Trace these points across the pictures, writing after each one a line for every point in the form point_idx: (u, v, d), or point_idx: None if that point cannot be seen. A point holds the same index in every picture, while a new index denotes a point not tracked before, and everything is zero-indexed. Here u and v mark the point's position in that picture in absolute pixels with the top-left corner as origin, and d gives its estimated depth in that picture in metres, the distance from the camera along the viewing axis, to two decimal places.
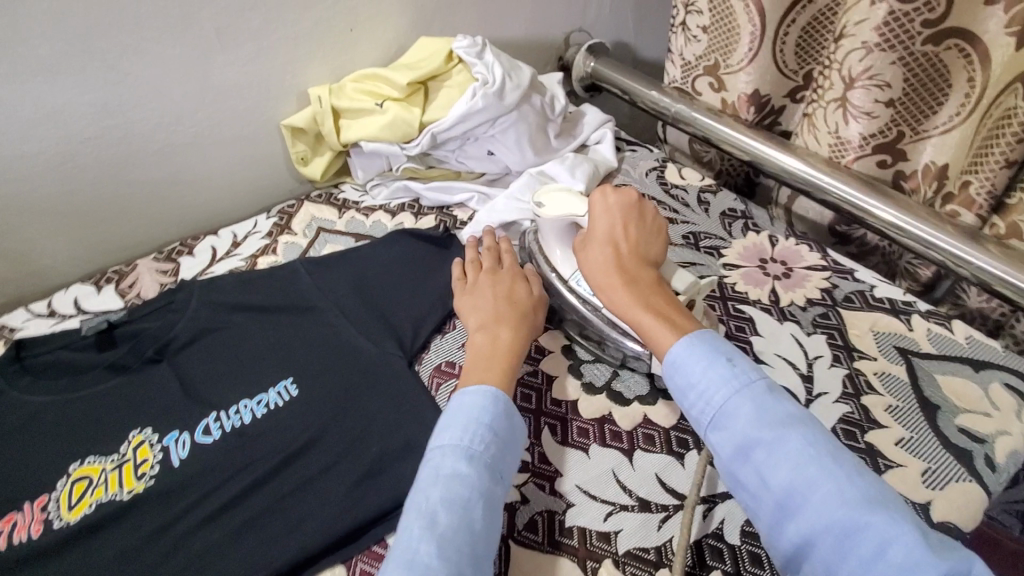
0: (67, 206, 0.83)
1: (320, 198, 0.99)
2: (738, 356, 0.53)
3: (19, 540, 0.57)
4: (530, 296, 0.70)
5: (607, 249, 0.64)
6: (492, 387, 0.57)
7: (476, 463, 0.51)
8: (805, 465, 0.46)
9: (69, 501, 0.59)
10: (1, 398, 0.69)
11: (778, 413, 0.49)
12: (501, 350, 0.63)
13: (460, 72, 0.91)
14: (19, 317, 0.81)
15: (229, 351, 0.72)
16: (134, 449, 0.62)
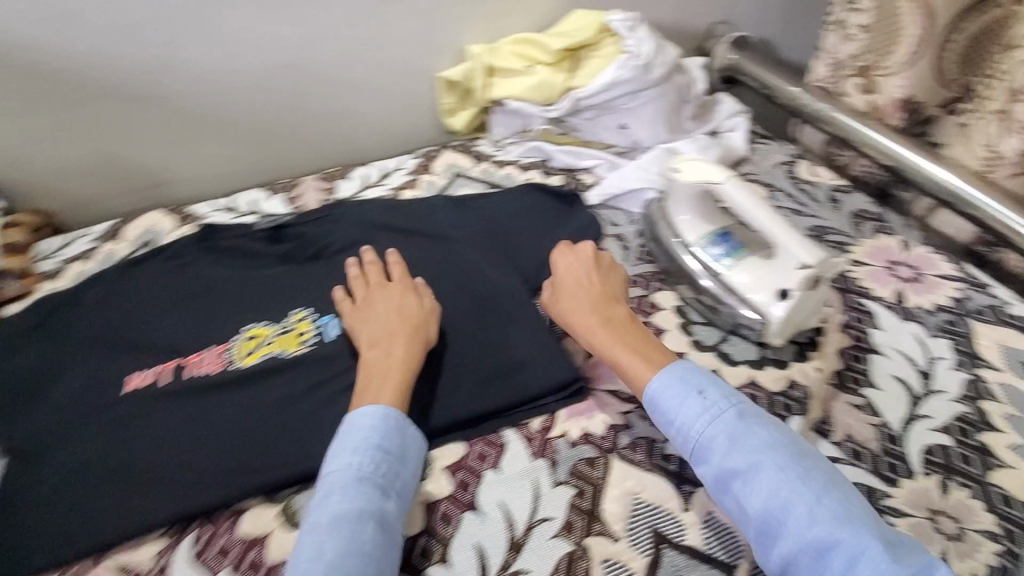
0: (255, 121, 0.96)
1: (458, 147, 1.06)
2: (709, 386, 0.56)
3: (205, 374, 0.65)
4: (422, 308, 0.65)
5: (582, 297, 0.66)
6: (381, 409, 0.55)
7: (366, 484, 0.50)
8: (778, 490, 0.49)
9: (243, 351, 0.68)
10: (186, 266, 0.79)
11: (750, 440, 0.52)
12: (398, 365, 0.59)
13: (609, 44, 0.96)
14: (206, 208, 0.95)
15: (373, 259, 0.79)
16: (296, 322, 0.71)
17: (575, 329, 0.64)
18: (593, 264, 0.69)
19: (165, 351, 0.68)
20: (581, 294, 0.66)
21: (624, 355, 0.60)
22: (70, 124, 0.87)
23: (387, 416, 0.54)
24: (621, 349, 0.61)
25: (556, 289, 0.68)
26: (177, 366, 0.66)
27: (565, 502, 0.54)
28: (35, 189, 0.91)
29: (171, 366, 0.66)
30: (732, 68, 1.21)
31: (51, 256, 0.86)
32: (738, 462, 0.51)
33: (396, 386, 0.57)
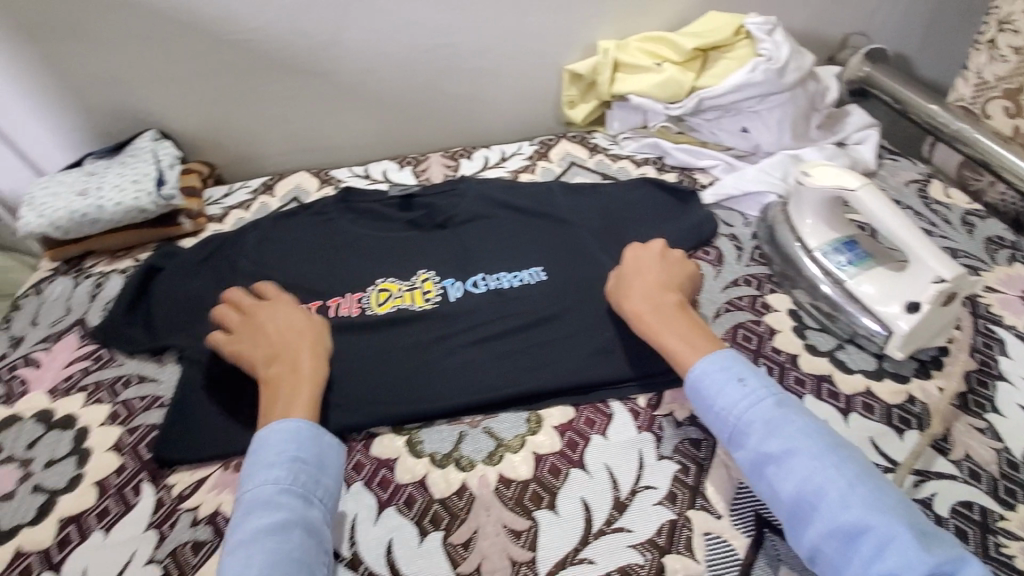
0: (395, 98, 1.05)
1: (575, 138, 1.10)
2: (749, 374, 0.55)
3: (344, 315, 0.72)
4: (310, 322, 0.64)
5: (637, 286, 0.65)
6: (286, 425, 0.53)
7: (286, 496, 0.49)
8: (812, 475, 0.48)
9: (378, 300, 0.74)
10: (329, 224, 0.86)
11: (787, 427, 0.51)
12: (306, 379, 0.58)
13: (742, 46, 0.97)
14: (343, 173, 1.04)
15: (492, 235, 0.83)
16: (422, 282, 0.76)
17: (630, 308, 0.64)
18: (664, 256, 0.69)
19: (310, 292, 0.76)
20: (644, 278, 0.66)
21: (673, 340, 0.60)
22: (243, 90, 0.99)
23: (300, 427, 0.53)
24: (670, 334, 0.60)
25: (620, 269, 0.68)
26: (320, 306, 0.74)
27: (670, 473, 0.57)
28: (207, 144, 1.04)
29: (314, 305, 0.74)
30: (864, 80, 1.15)
31: (217, 201, 0.98)
32: (774, 447, 0.50)
33: (307, 401, 0.57)
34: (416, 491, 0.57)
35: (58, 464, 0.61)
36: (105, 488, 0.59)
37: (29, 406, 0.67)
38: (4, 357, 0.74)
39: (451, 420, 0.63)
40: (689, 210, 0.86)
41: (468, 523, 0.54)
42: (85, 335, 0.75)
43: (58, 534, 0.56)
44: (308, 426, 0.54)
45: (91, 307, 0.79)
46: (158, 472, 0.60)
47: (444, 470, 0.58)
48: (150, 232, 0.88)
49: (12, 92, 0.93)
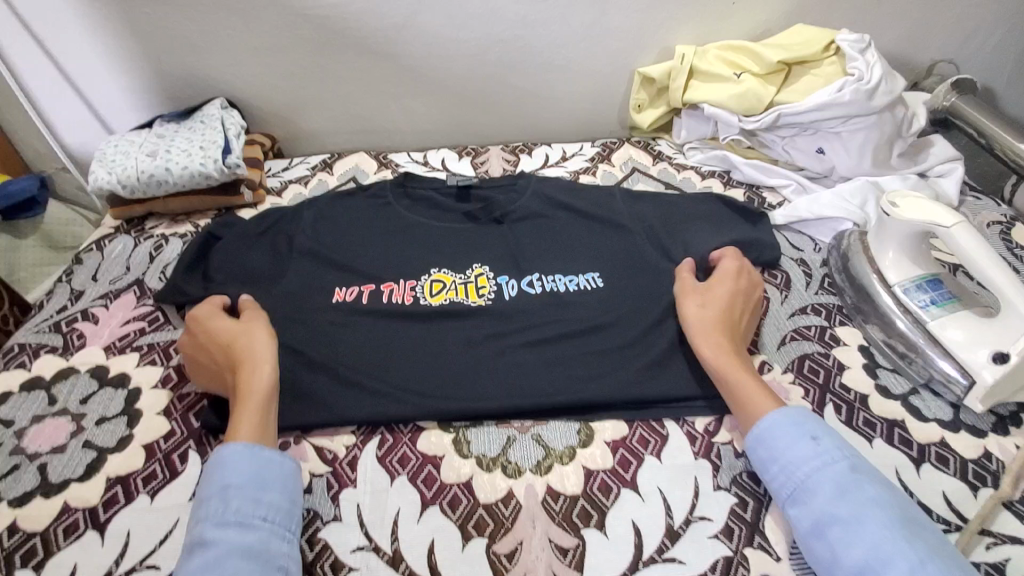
0: (460, 87, 1.04)
1: (639, 143, 1.07)
2: (823, 434, 0.53)
3: (397, 302, 0.71)
4: (241, 332, 0.62)
5: (723, 312, 0.64)
6: (218, 453, 0.52)
7: (219, 530, 0.47)
8: (881, 545, 0.45)
9: (431, 290, 0.72)
10: (387, 209, 0.82)
11: (858, 493, 0.48)
12: (244, 398, 0.56)
13: (831, 64, 0.92)
14: (402, 158, 1.03)
15: (551, 236, 0.79)
16: (476, 276, 0.74)
17: (701, 330, 0.62)
18: (751, 301, 0.68)
19: (362, 276, 0.74)
20: (725, 310, 0.64)
21: (739, 375, 0.58)
22: (311, 67, 0.99)
23: (229, 453, 0.52)
24: (737, 370, 0.59)
25: (707, 287, 0.67)
26: (372, 291, 0.72)
27: (725, 506, 0.54)
28: (270, 116, 1.04)
29: (367, 289, 0.72)
30: (949, 110, 1.09)
31: (276, 174, 0.98)
32: (843, 509, 0.47)
33: (251, 417, 0.55)
34: (461, 493, 0.55)
35: (109, 422, 0.61)
36: (153, 451, 0.59)
37: (85, 360, 0.67)
38: (63, 309, 0.74)
39: (499, 422, 0.61)
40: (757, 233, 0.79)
41: (513, 533, 0.52)
42: (143, 295, 0.76)
43: (104, 493, 0.55)
44: (248, 447, 0.52)
45: (148, 269, 0.80)
46: (204, 440, 0.60)
47: (490, 473, 0.57)
48: (211, 199, 0.88)
49: (93, 48, 0.94)
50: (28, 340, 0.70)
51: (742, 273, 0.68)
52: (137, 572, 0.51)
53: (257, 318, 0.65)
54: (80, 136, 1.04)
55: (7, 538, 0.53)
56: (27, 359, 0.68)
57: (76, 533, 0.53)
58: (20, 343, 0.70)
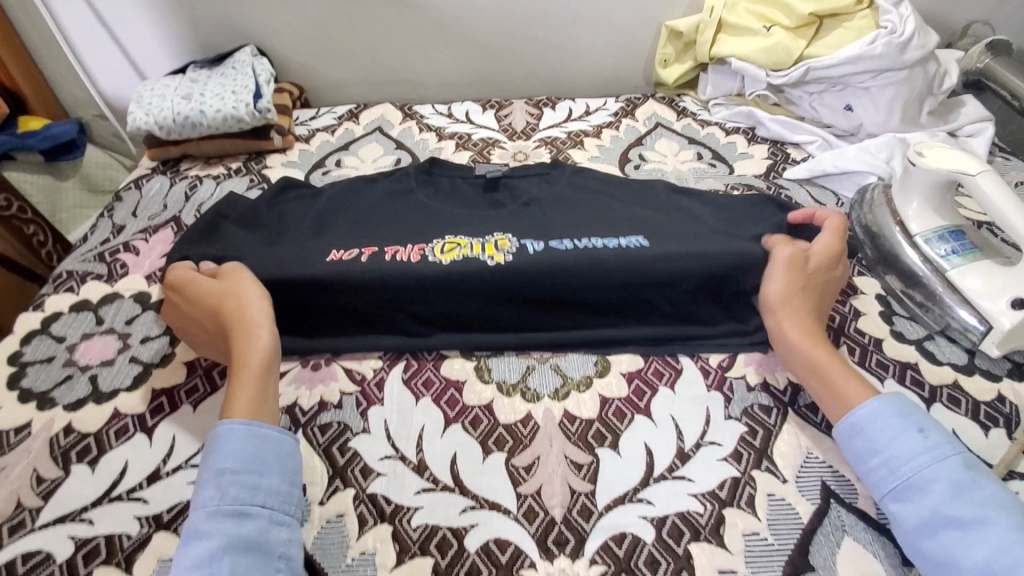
0: (486, 38, 1.05)
1: (664, 99, 1.06)
2: (931, 427, 0.48)
3: (403, 260, 0.63)
4: (223, 292, 0.59)
5: (812, 301, 0.60)
6: (213, 430, 0.49)
7: (212, 520, 0.44)
8: (1006, 549, 0.41)
9: (442, 249, 0.64)
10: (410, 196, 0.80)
11: (976, 491, 0.44)
12: (243, 367, 0.54)
13: (863, 18, 0.91)
14: (427, 110, 1.05)
15: (572, 185, 0.80)
16: (495, 240, 0.65)
17: (794, 320, 0.58)
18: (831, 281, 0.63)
19: (378, 238, 0.70)
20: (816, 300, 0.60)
21: (835, 365, 0.55)
22: (341, 15, 1.00)
23: (229, 429, 0.49)
24: (831, 361, 0.55)
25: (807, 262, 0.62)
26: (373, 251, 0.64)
27: (736, 434, 0.56)
28: (298, 66, 1.06)
29: (368, 252, 0.64)
30: (982, 73, 1.06)
31: (304, 123, 1.01)
32: (962, 511, 0.43)
33: (250, 389, 0.53)
34: (483, 414, 0.58)
35: (153, 341, 0.65)
36: (193, 368, 0.63)
37: (129, 287, 0.71)
38: (106, 241, 0.78)
39: (519, 352, 0.64)
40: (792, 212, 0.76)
41: (531, 449, 0.55)
42: (180, 231, 0.80)
43: (150, 402, 0.60)
44: (242, 421, 0.50)
45: (185, 207, 0.84)
46: None
47: (510, 398, 0.59)
48: (242, 143, 0.91)
49: None
50: (75, 268, 0.74)
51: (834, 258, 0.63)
52: (182, 470, 0.55)
53: (240, 274, 0.61)
54: (118, 83, 1.07)
55: (64, 438, 0.58)
56: (75, 284, 0.72)
57: (126, 435, 0.57)
58: (67, 271, 0.74)
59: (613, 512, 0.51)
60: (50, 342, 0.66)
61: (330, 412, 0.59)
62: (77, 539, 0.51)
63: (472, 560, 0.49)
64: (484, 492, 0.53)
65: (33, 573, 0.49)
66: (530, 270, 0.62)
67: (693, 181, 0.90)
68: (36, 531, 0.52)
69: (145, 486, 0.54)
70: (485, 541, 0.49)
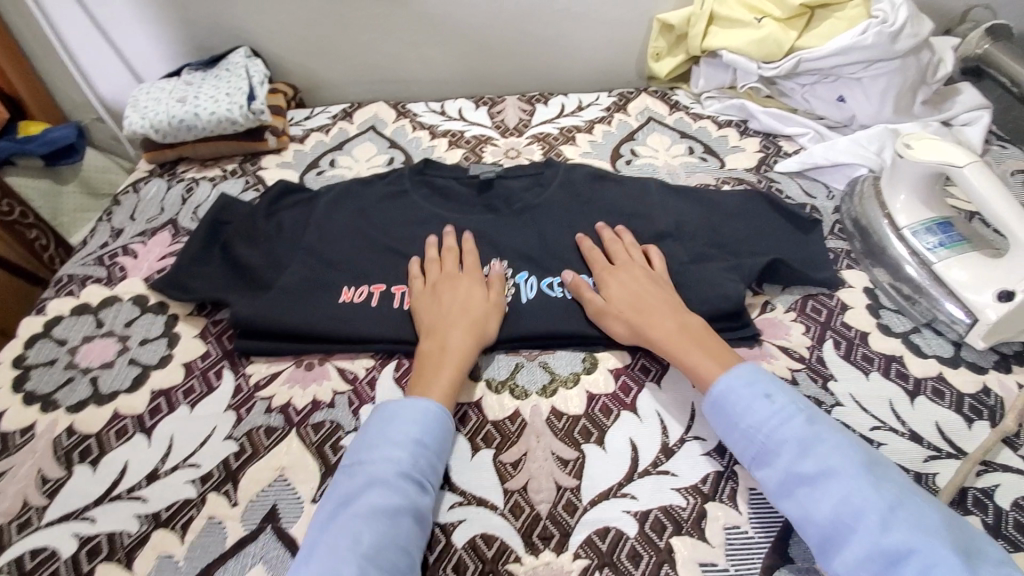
0: (479, 35, 1.05)
1: (656, 93, 1.06)
2: (777, 390, 0.53)
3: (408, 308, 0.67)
4: (488, 304, 0.64)
5: (635, 300, 0.62)
6: (424, 403, 0.55)
7: (403, 479, 0.50)
8: (847, 498, 0.46)
9: None
10: (405, 198, 0.82)
11: (820, 446, 0.49)
12: (450, 361, 0.59)
13: (856, 6, 0.89)
14: (420, 108, 1.05)
15: (562, 186, 0.81)
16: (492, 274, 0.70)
17: (630, 330, 0.61)
18: (645, 273, 0.66)
19: (372, 258, 0.73)
20: (638, 297, 0.63)
21: (689, 350, 0.58)
22: (333, 15, 1.01)
23: (428, 410, 0.55)
24: (684, 345, 0.58)
25: (604, 292, 0.65)
26: (382, 292, 0.69)
27: (721, 428, 0.57)
28: (293, 66, 1.07)
29: (377, 291, 0.69)
30: (982, 58, 1.05)
31: (298, 123, 1.01)
32: (811, 467, 0.48)
33: (444, 380, 0.58)
34: (471, 411, 0.60)
35: (152, 343, 0.67)
36: (191, 369, 0.65)
37: (127, 289, 0.73)
38: (105, 244, 0.80)
39: (508, 351, 0.65)
40: (795, 223, 0.75)
41: (518, 445, 0.57)
42: (177, 234, 0.81)
43: (149, 403, 0.62)
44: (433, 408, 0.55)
45: (182, 209, 0.85)
46: (236, 361, 0.65)
47: (499, 395, 0.61)
48: (237, 145, 0.92)
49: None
50: (76, 272, 0.76)
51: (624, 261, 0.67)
52: (179, 470, 0.57)
53: (496, 288, 0.66)
54: (115, 87, 1.09)
55: (67, 438, 0.60)
56: (75, 288, 0.74)
57: (126, 436, 0.59)
58: (68, 275, 0.76)
59: (596, 507, 0.52)
60: (52, 345, 0.68)
61: (323, 411, 0.60)
62: (81, 536, 0.53)
63: (459, 554, 0.50)
64: (472, 488, 0.54)
65: (39, 570, 0.51)
66: (525, 314, 0.66)
67: (684, 176, 0.90)
68: (42, 529, 0.54)
69: (144, 485, 0.56)
70: (472, 536, 0.51)
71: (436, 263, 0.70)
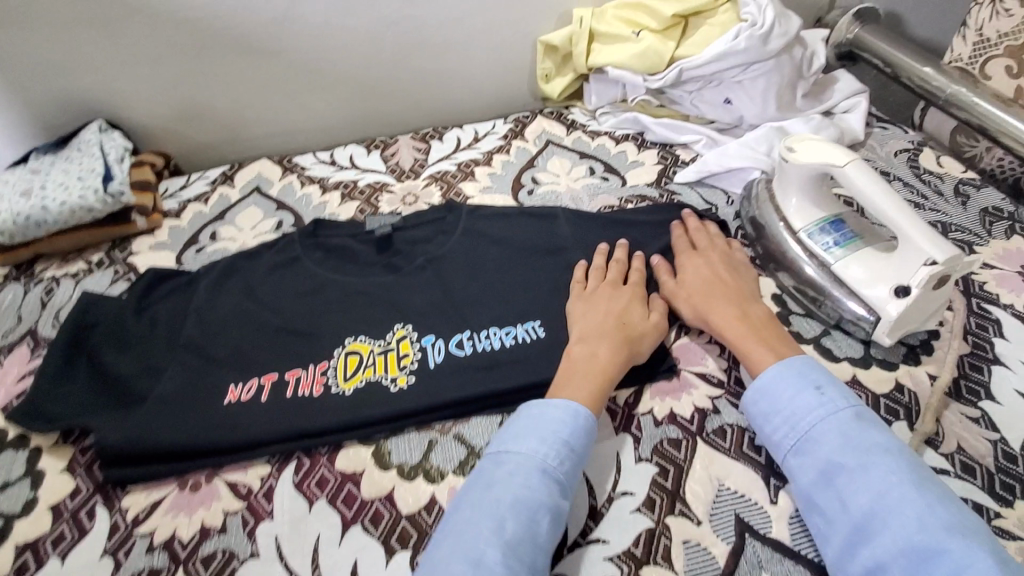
0: (360, 78, 1.00)
1: (552, 114, 1.05)
2: (827, 383, 0.54)
3: (303, 395, 0.61)
4: (650, 322, 0.63)
5: (702, 285, 0.65)
6: (574, 412, 0.54)
7: (547, 477, 0.50)
8: (887, 492, 0.46)
9: (344, 372, 0.63)
10: (296, 265, 0.75)
11: (865, 440, 0.49)
12: (602, 372, 0.58)
13: (725, 12, 0.91)
14: (308, 160, 0.98)
15: (462, 231, 0.77)
16: (397, 340, 0.65)
17: (695, 312, 0.64)
18: (724, 265, 0.68)
19: (261, 345, 0.66)
20: (712, 284, 0.65)
21: (746, 337, 0.60)
22: (198, 73, 0.93)
23: (579, 417, 0.54)
24: (745, 333, 0.60)
25: (679, 279, 0.67)
26: (275, 382, 0.62)
27: (648, 478, 0.54)
28: (161, 133, 0.98)
29: (268, 382, 0.62)
30: (853, 43, 1.09)
31: (173, 194, 0.92)
32: (851, 458, 0.48)
33: (589, 390, 0.57)
34: (383, 506, 0.55)
35: (11, 488, 0.59)
36: (60, 512, 0.57)
37: None
38: None
39: (420, 426, 0.60)
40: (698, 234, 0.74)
41: None
42: (37, 346, 0.72)
43: (13, 562, 0.54)
44: (576, 419, 0.54)
45: (40, 316, 0.75)
46: (112, 493, 0.58)
47: (412, 482, 0.56)
48: (102, 232, 0.83)
49: None
50: None
51: (707, 251, 0.70)
52: None
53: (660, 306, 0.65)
54: None
55: None
56: None
57: None
58: None
59: None
60: None
61: (213, 539, 0.54)
62: None
63: None
64: None
65: None
66: (432, 384, 0.61)
67: (587, 200, 0.88)
68: None
69: None
70: None
71: (600, 271, 0.69)
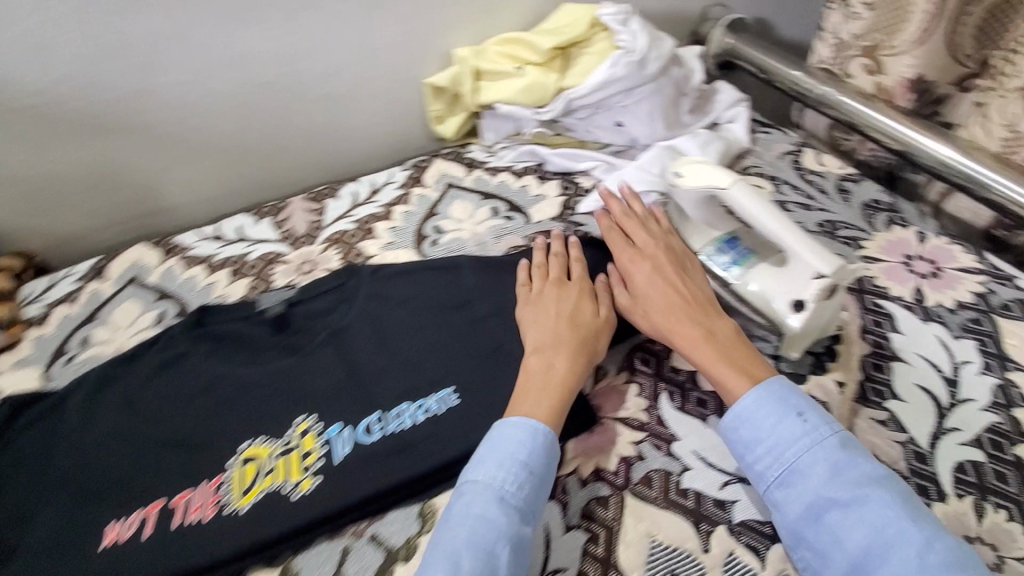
0: (239, 142, 0.94)
1: (449, 154, 1.02)
2: (808, 410, 0.53)
3: (193, 522, 0.54)
4: (598, 317, 0.64)
5: (660, 300, 0.63)
6: (532, 430, 0.54)
7: (507, 504, 0.50)
8: (882, 527, 0.46)
9: (242, 484, 0.57)
10: (180, 363, 0.68)
11: (853, 471, 0.49)
12: (558, 381, 0.58)
13: (602, 40, 0.92)
14: (189, 237, 0.90)
15: (360, 299, 0.72)
16: (300, 437, 0.60)
17: (657, 329, 0.63)
18: (677, 269, 0.66)
19: (141, 468, 0.59)
20: (671, 296, 0.63)
21: (716, 360, 0.58)
22: (51, 161, 0.84)
23: (534, 433, 0.53)
24: (713, 355, 0.58)
25: (632, 290, 0.66)
26: (161, 510, 0.56)
27: (578, 549, 0.52)
28: (15, 231, 0.88)
29: (153, 512, 0.56)
30: (728, 53, 1.12)
31: (36, 299, 0.82)
32: (842, 492, 0.48)
33: (549, 405, 0.56)
34: None
35: None
36: None
37: None
38: None
39: (333, 534, 0.56)
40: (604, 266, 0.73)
41: None
42: None
43: None
44: (535, 438, 0.53)
45: None
46: None
47: None
48: None
49: None
50: None
51: (655, 248, 0.69)
52: None
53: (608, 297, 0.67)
54: None
55: None
56: None
57: None
58: None
59: None
60: None
61: None
62: None
63: None
64: None
65: None
66: (340, 483, 0.56)
67: (492, 243, 0.86)
68: None
69: None
70: None
71: (541, 271, 0.70)
